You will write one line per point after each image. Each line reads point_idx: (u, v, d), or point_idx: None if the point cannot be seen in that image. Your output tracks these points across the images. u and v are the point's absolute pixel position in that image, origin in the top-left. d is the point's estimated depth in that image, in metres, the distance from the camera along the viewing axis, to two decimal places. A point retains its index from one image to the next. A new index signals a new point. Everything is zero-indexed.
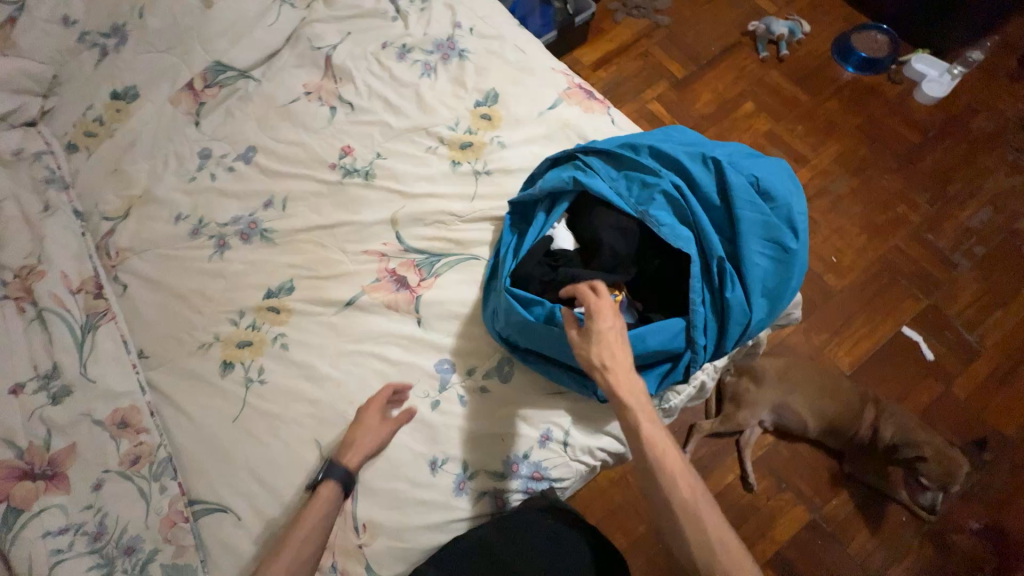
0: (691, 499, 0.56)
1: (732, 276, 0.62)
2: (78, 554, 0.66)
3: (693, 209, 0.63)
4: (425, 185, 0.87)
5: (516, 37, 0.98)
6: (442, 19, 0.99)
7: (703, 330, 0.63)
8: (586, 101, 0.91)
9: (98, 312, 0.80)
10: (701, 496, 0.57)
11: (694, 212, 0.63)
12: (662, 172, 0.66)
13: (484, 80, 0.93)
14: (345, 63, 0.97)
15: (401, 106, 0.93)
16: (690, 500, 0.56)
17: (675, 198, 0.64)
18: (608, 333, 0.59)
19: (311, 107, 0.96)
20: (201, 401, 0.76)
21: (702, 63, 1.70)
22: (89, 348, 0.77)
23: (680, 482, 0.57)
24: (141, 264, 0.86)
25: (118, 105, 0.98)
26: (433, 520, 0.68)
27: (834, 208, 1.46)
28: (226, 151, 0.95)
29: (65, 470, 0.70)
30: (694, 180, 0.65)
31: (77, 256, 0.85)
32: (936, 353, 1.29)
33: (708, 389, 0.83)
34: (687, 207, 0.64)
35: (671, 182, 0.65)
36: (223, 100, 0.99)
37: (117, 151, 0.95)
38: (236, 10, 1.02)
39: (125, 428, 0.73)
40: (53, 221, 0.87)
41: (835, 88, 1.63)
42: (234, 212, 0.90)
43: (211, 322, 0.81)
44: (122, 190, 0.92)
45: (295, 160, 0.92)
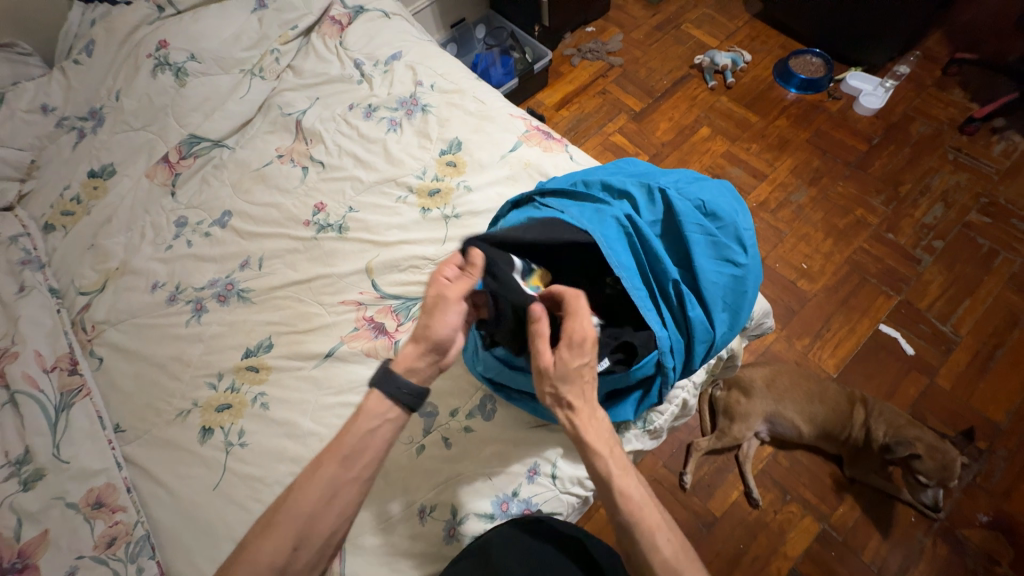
0: (672, 558, 0.57)
1: (690, 297, 0.64)
2: None
3: (645, 233, 0.65)
4: (398, 233, 0.90)
5: (475, 89, 1.04)
6: (405, 78, 1.06)
7: (672, 353, 0.64)
8: (545, 141, 0.96)
9: (74, 389, 0.79)
10: (683, 554, 0.58)
11: (645, 236, 0.65)
12: (612, 202, 0.69)
13: (447, 130, 0.98)
14: (314, 125, 1.02)
15: (371, 161, 0.97)
16: (672, 558, 0.57)
17: (626, 223, 0.66)
18: (581, 370, 0.59)
19: (284, 169, 1.00)
20: (180, 471, 0.74)
21: (657, 96, 1.82)
22: (63, 428, 0.76)
23: (659, 541, 0.58)
24: (118, 335, 0.86)
25: (95, 182, 1.01)
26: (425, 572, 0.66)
27: (797, 216, 1.52)
28: (202, 218, 0.97)
29: (36, 560, 0.67)
30: (643, 206, 0.69)
31: (51, 333, 0.85)
32: (916, 348, 1.32)
33: (692, 406, 0.83)
34: (638, 231, 0.66)
35: (621, 210, 0.68)
36: (198, 169, 1.03)
37: (93, 226, 0.97)
38: (209, 86, 1.08)
39: (99, 508, 0.71)
40: (28, 301, 0.87)
41: (781, 108, 1.75)
42: (211, 275, 0.91)
43: (190, 388, 0.80)
44: (98, 264, 0.94)
45: (270, 220, 0.95)
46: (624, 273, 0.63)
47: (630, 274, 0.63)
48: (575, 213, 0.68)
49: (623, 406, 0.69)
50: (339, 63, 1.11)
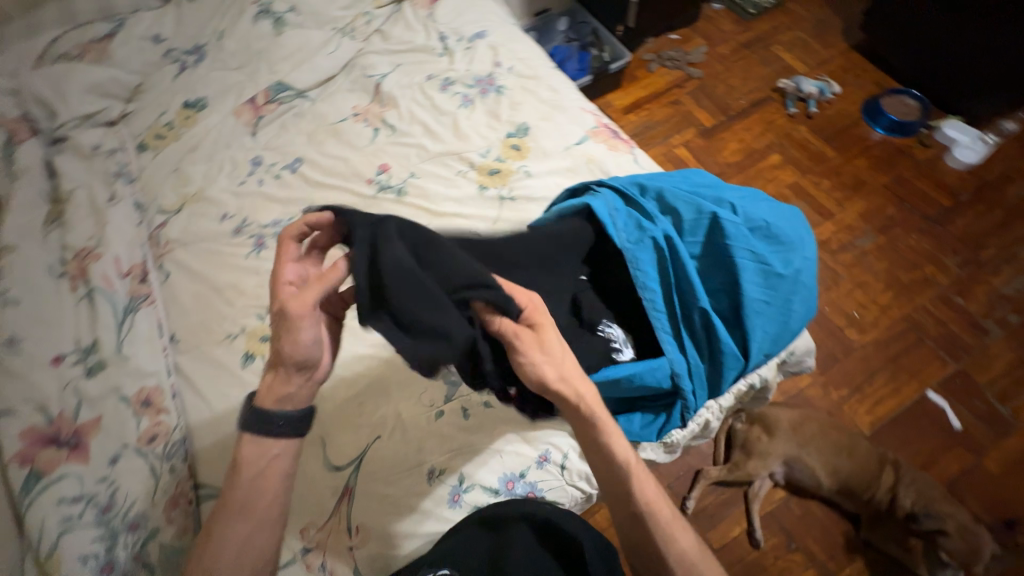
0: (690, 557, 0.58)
1: (721, 325, 0.60)
2: (86, 524, 0.68)
3: (682, 258, 0.61)
4: (452, 206, 0.91)
5: (551, 78, 1.05)
6: (484, 58, 1.08)
7: (688, 376, 0.62)
8: (611, 139, 0.96)
9: (140, 295, 0.87)
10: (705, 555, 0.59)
11: (684, 260, 0.61)
12: (658, 218, 0.64)
13: (517, 114, 0.99)
14: (392, 90, 1.06)
15: (439, 132, 1.00)
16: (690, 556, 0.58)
17: (666, 243, 0.62)
18: (552, 334, 0.54)
19: (357, 127, 1.04)
20: (221, 388, 0.80)
21: (731, 114, 1.76)
22: (127, 328, 0.84)
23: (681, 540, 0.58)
24: (185, 255, 0.94)
25: (188, 113, 1.10)
26: (425, 530, 0.68)
27: (859, 261, 1.45)
28: (276, 161, 1.03)
29: (87, 440, 0.74)
30: (687, 223, 0.63)
31: (131, 242, 0.93)
32: (964, 423, 1.23)
33: (712, 429, 0.80)
34: (678, 255, 0.61)
35: (665, 229, 0.63)
36: (279, 115, 1.09)
37: (180, 153, 1.06)
38: (302, 38, 1.14)
39: (147, 407, 0.78)
40: (116, 210, 0.96)
41: (863, 146, 1.65)
42: (275, 215, 0.97)
43: (240, 314, 0.86)
44: (179, 188, 1.01)
45: (336, 174, 0.99)
46: (650, 298, 0.62)
47: (656, 298, 0.61)
48: (617, 222, 0.65)
49: (645, 427, 0.65)
50: (424, 34, 1.14)
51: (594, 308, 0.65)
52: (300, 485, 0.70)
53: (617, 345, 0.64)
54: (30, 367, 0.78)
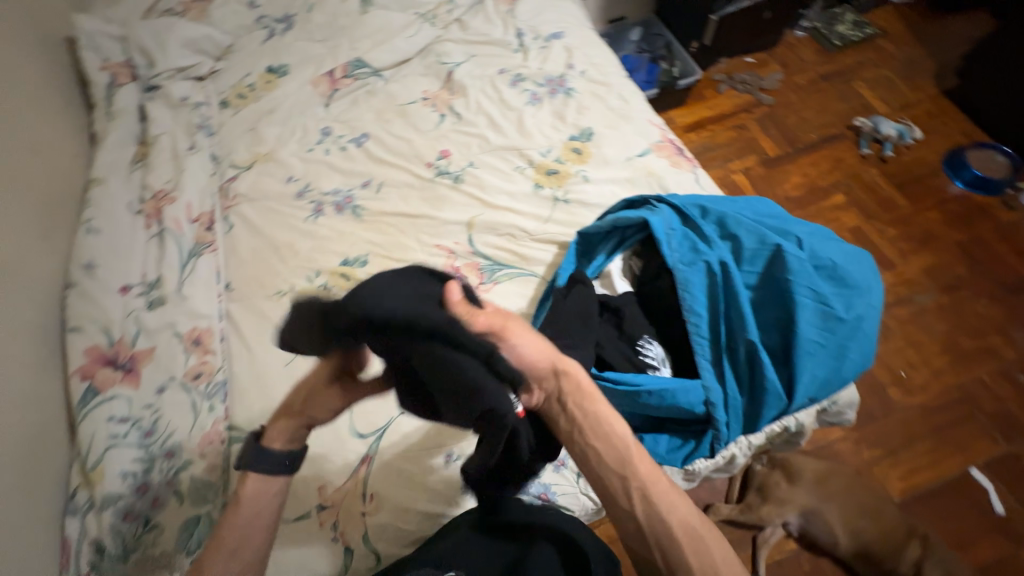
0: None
1: (767, 361, 0.57)
2: (129, 444, 0.73)
3: (736, 285, 0.59)
4: (506, 200, 0.93)
5: (622, 86, 1.04)
6: (558, 59, 1.09)
7: (726, 407, 0.59)
8: (675, 156, 0.94)
9: (205, 242, 0.93)
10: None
11: (738, 288, 0.59)
12: (716, 243, 0.63)
13: (583, 118, 0.99)
14: (463, 79, 1.08)
15: (503, 126, 1.01)
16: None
17: (721, 269, 0.60)
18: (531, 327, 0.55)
19: (424, 111, 1.07)
20: (264, 339, 0.83)
21: (799, 147, 1.70)
22: (189, 270, 0.89)
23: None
24: (249, 211, 0.99)
25: (269, 77, 1.16)
26: (435, 510, 0.70)
27: (915, 319, 1.36)
28: (344, 133, 1.07)
29: (140, 367, 0.80)
30: (747, 251, 0.61)
31: (203, 191, 0.99)
32: (1008, 509, 1.14)
33: (737, 465, 0.76)
34: (733, 282, 0.59)
35: (722, 254, 0.61)
36: (353, 90, 1.13)
37: (257, 114, 1.12)
38: (386, 20, 1.18)
39: (196, 345, 0.82)
40: (194, 159, 1.02)
41: (939, 199, 1.55)
42: (336, 184, 1.01)
43: (291, 274, 0.90)
44: (252, 147, 1.07)
45: (399, 153, 1.02)
46: (694, 322, 0.60)
47: (700, 323, 0.60)
48: (671, 242, 0.64)
49: (671, 452, 0.63)
50: (502, 28, 1.16)
51: (635, 321, 0.66)
52: (305, 465, 0.71)
53: (655, 362, 0.63)
54: (102, 292, 0.85)
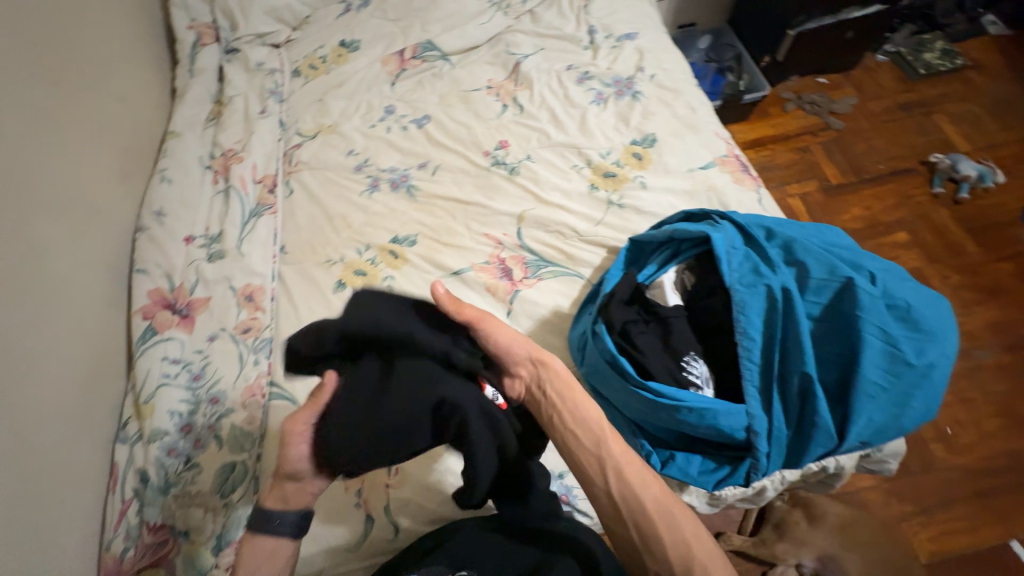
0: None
1: (821, 398, 0.55)
2: (178, 384, 0.78)
3: (797, 313, 0.57)
4: (559, 197, 0.92)
5: (692, 95, 1.01)
6: (629, 60, 1.07)
7: (768, 438, 0.57)
8: (739, 173, 0.91)
9: (266, 204, 0.96)
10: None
11: (800, 317, 0.56)
12: (780, 267, 0.60)
13: (647, 124, 0.97)
14: (530, 72, 1.08)
15: (565, 123, 1.00)
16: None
17: (783, 295, 0.58)
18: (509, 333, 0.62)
19: (488, 100, 1.07)
20: (311, 304, 0.86)
21: (864, 177, 1.61)
22: (249, 229, 0.93)
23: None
24: (309, 178, 1.02)
25: (341, 51, 1.19)
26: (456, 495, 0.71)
27: (971, 374, 1.28)
28: (406, 113, 1.09)
29: (195, 315, 0.85)
30: (813, 281, 0.59)
31: (269, 154, 1.03)
32: None
33: (765, 498, 0.74)
34: (795, 310, 0.57)
35: (786, 280, 0.59)
36: (419, 72, 1.14)
37: (326, 86, 1.15)
38: (460, 6, 1.19)
39: (249, 301, 0.86)
40: (264, 123, 1.06)
41: (1015, 251, 1.45)
42: (394, 162, 1.02)
43: (342, 245, 0.93)
44: (318, 117, 1.10)
45: (457, 138, 1.03)
46: (746, 346, 0.58)
47: (752, 348, 0.58)
48: (731, 260, 0.62)
49: (702, 473, 0.61)
50: (574, 24, 1.15)
51: (682, 337, 0.64)
52: None
53: (698, 380, 0.61)
54: (169, 239, 0.90)
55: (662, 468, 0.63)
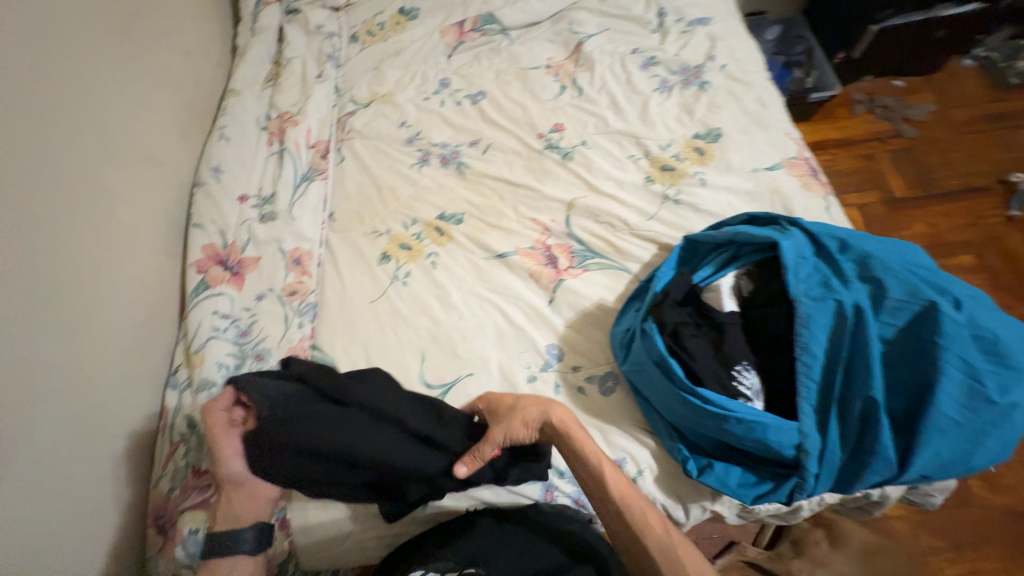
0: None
1: (885, 425, 0.52)
2: (226, 339, 0.80)
3: (869, 333, 0.54)
4: (613, 187, 0.89)
5: (764, 89, 0.95)
6: (699, 47, 1.01)
7: (819, 459, 0.55)
8: (808, 177, 0.85)
9: (317, 169, 0.97)
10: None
11: (871, 336, 0.53)
12: (853, 283, 0.57)
13: (713, 117, 0.92)
14: (592, 52, 1.04)
15: (625, 109, 0.96)
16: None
17: (855, 312, 0.55)
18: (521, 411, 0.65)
19: (546, 79, 1.04)
20: (355, 273, 0.87)
21: (933, 192, 1.50)
22: (300, 192, 0.94)
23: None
24: (360, 147, 1.02)
25: (400, 19, 1.17)
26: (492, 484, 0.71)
27: None
28: (461, 88, 1.07)
29: (245, 273, 0.86)
30: (889, 300, 0.55)
31: (324, 120, 1.03)
32: None
33: (799, 517, 0.71)
34: (866, 329, 0.54)
35: (858, 296, 0.56)
36: (477, 45, 1.12)
37: (383, 54, 1.14)
38: None
39: (296, 265, 0.88)
40: (320, 87, 1.06)
41: None
42: (445, 138, 1.01)
43: (389, 217, 0.93)
44: (373, 85, 1.10)
45: (511, 117, 1.01)
46: (806, 362, 0.56)
47: (813, 365, 0.55)
48: (799, 271, 0.59)
49: (742, 487, 0.59)
50: (643, 5, 1.09)
51: (738, 345, 0.61)
52: None
53: (748, 392, 0.59)
54: (224, 196, 0.92)
55: (698, 475, 0.61)
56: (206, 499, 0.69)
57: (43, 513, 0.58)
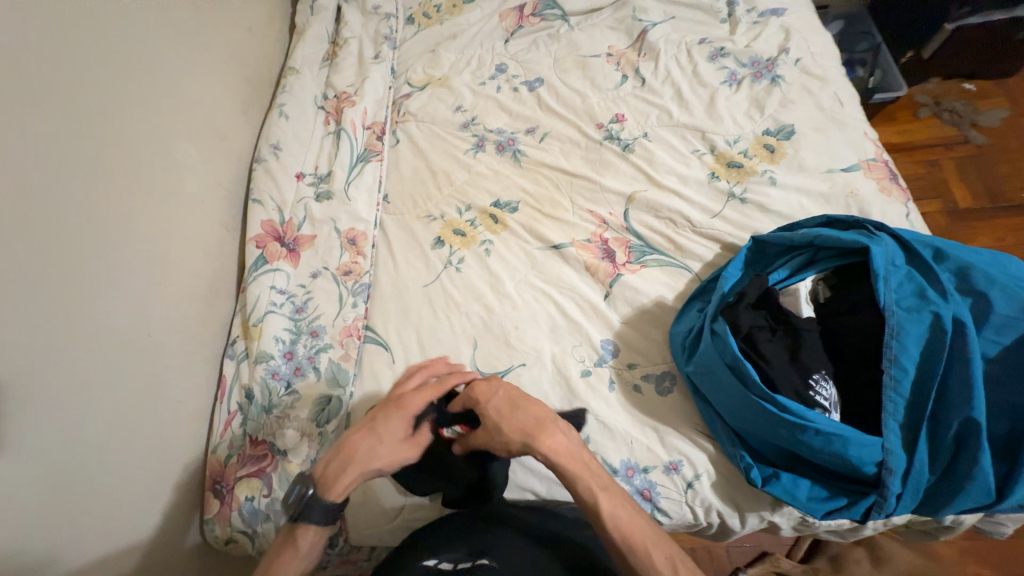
0: None
1: (984, 447, 0.51)
2: (284, 314, 0.81)
3: (969, 348, 0.53)
4: (675, 182, 0.86)
5: (842, 85, 0.90)
6: (772, 39, 0.96)
7: (902, 478, 0.53)
8: (888, 180, 0.81)
9: (373, 150, 0.96)
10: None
11: (970, 353, 0.52)
12: (951, 296, 0.55)
13: (785, 113, 0.88)
14: (658, 41, 1.00)
15: (690, 102, 0.93)
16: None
17: (953, 326, 0.54)
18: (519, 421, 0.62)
19: (607, 68, 1.01)
20: (408, 257, 0.87)
21: (1000, 204, 1.41)
22: (355, 173, 0.94)
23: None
24: (415, 130, 1.01)
25: (457, 2, 1.16)
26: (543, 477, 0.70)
27: None
28: (518, 74, 1.05)
29: (301, 251, 0.87)
30: (995, 317, 0.56)
31: (380, 101, 1.03)
32: None
33: (858, 534, 0.70)
34: (965, 346, 0.53)
35: (957, 311, 0.54)
36: (536, 31, 1.09)
37: (439, 37, 1.13)
38: None
39: (351, 245, 0.87)
40: (377, 68, 1.05)
41: None
42: (501, 124, 0.99)
43: (442, 202, 0.92)
44: (429, 68, 1.08)
45: (570, 105, 0.98)
46: (895, 376, 0.54)
47: (903, 379, 0.54)
48: (890, 280, 0.58)
49: (813, 501, 0.58)
50: None
51: (813, 353, 0.59)
52: None
53: (826, 403, 0.57)
54: (282, 173, 0.93)
55: (763, 484, 0.60)
56: (253, 468, 0.72)
57: (107, 472, 0.59)
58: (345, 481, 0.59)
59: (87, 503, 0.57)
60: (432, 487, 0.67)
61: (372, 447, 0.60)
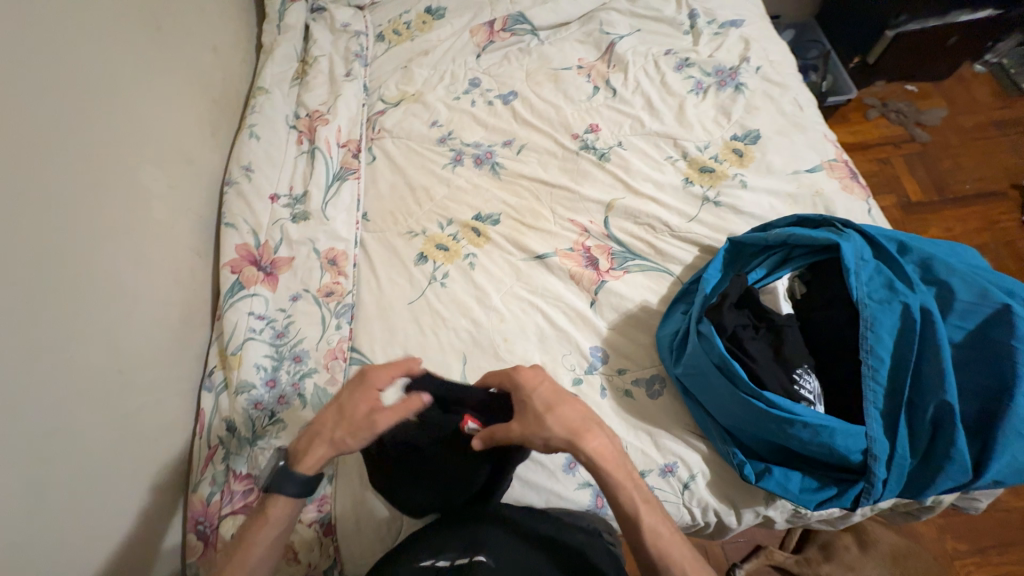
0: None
1: (959, 428, 0.54)
2: (264, 340, 0.78)
3: (938, 335, 0.56)
4: (652, 188, 0.88)
5: (801, 91, 0.95)
6: (733, 50, 1.01)
7: (886, 463, 0.56)
8: (849, 179, 0.85)
9: (350, 168, 0.95)
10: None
11: (940, 339, 0.56)
12: (917, 286, 0.59)
13: (750, 119, 0.92)
14: (626, 54, 1.03)
15: (661, 111, 0.96)
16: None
17: (923, 314, 0.57)
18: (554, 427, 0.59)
19: (578, 80, 1.03)
20: (391, 274, 0.86)
21: (947, 196, 1.51)
22: (333, 192, 0.92)
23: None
24: (391, 147, 1.01)
25: (426, 19, 1.16)
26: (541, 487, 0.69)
27: None
28: (492, 88, 1.06)
29: (279, 273, 0.85)
30: (958, 303, 0.60)
31: (354, 118, 1.02)
32: None
33: (847, 521, 0.72)
34: (934, 333, 0.56)
35: (924, 300, 0.58)
36: (507, 45, 1.11)
37: (411, 53, 1.13)
38: None
39: (332, 265, 0.85)
40: (350, 86, 1.05)
41: None
42: (477, 138, 1.00)
43: (424, 217, 0.92)
44: (402, 85, 1.08)
45: (545, 117, 1.00)
46: (872, 365, 0.57)
47: (880, 367, 0.57)
48: (860, 274, 0.61)
49: (807, 493, 0.59)
50: (675, 7, 1.10)
51: (796, 349, 0.61)
52: None
53: (810, 396, 0.59)
54: (255, 195, 0.90)
55: (756, 480, 0.61)
56: (238, 503, 0.68)
57: (80, 521, 0.56)
58: (313, 452, 0.60)
59: (56, 559, 0.52)
60: (423, 501, 0.66)
61: (337, 419, 0.61)
